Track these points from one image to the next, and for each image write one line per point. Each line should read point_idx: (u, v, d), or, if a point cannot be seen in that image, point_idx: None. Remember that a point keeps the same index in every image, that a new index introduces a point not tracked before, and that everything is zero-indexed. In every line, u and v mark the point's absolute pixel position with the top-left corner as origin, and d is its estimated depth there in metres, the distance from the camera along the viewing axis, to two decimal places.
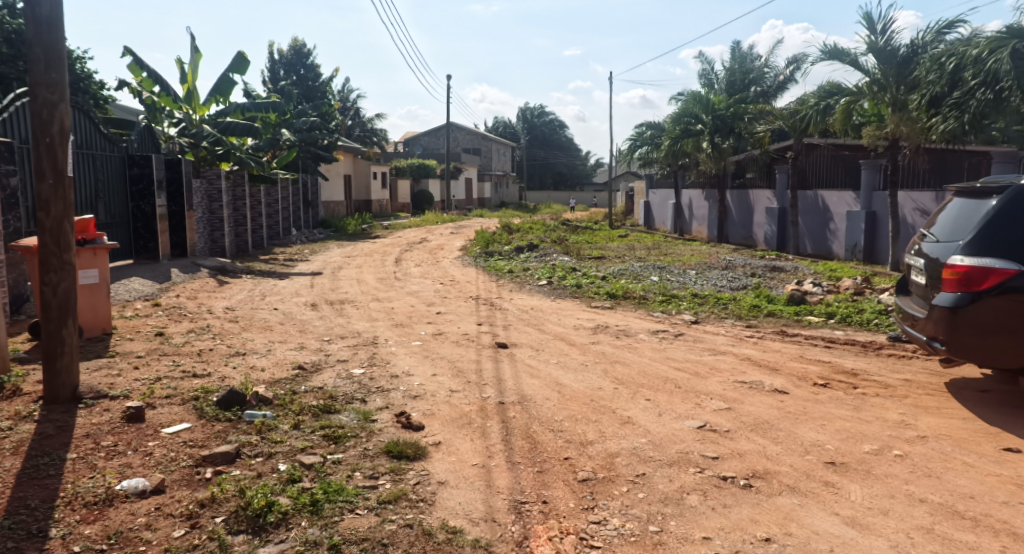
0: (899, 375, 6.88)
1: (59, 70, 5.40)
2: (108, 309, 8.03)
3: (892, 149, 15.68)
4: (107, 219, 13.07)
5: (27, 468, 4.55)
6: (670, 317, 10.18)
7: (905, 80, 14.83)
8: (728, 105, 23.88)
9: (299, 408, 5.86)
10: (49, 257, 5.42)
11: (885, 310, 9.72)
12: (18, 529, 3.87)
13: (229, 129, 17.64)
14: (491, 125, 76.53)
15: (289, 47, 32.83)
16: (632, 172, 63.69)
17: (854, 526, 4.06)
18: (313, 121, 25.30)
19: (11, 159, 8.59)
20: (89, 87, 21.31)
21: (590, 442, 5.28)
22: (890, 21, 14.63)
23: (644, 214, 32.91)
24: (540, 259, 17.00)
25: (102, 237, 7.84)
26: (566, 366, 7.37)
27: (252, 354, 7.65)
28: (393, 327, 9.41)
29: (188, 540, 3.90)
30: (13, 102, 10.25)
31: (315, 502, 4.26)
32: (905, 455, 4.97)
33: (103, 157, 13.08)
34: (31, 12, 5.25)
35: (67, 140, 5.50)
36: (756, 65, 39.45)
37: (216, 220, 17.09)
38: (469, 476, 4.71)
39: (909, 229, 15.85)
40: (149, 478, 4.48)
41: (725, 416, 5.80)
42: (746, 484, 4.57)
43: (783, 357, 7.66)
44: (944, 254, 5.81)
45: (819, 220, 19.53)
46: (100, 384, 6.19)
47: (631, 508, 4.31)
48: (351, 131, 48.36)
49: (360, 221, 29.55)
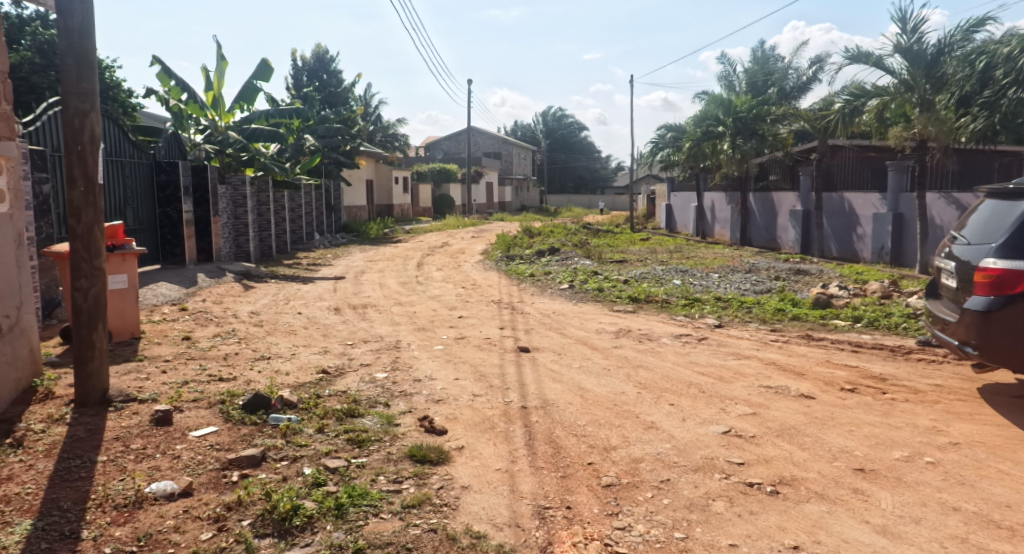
0: (929, 381, 6.77)
1: (90, 79, 5.49)
2: (136, 313, 8.14)
3: (920, 151, 15.28)
4: (135, 225, 13.25)
5: (59, 470, 4.62)
6: (693, 321, 10.11)
7: (933, 79, 14.49)
8: (750, 108, 23.76)
9: (324, 412, 5.91)
10: (79, 262, 5.50)
11: (913, 313, 9.61)
12: (52, 530, 3.94)
13: (255, 134, 17.64)
14: (512, 129, 76.87)
15: (312, 54, 33.21)
16: (652, 175, 63.51)
17: (885, 535, 4.00)
18: (335, 126, 25.53)
19: (43, 167, 8.78)
20: (118, 94, 21.81)
21: (613, 447, 5.25)
22: (920, 20, 14.41)
23: (666, 215, 32.80)
24: (561, 263, 16.94)
25: (130, 243, 7.90)
26: (588, 371, 7.33)
27: (276, 358, 7.72)
28: (416, 331, 9.45)
29: (216, 543, 3.93)
30: (45, 111, 10.46)
31: (340, 506, 4.28)
32: (936, 462, 4.88)
33: (132, 164, 13.29)
34: (62, 23, 5.36)
35: (97, 148, 5.58)
36: (777, 67, 39.19)
37: (241, 225, 17.37)
38: (491, 481, 4.70)
39: (938, 231, 15.71)
40: (177, 482, 4.53)
41: (751, 421, 5.74)
42: (773, 491, 4.52)
43: (809, 362, 7.57)
44: (975, 257, 5.71)
45: (845, 222, 19.27)
46: (129, 388, 6.27)
47: (655, 514, 4.28)
48: (373, 137, 48.81)
49: (381, 226, 29.72)
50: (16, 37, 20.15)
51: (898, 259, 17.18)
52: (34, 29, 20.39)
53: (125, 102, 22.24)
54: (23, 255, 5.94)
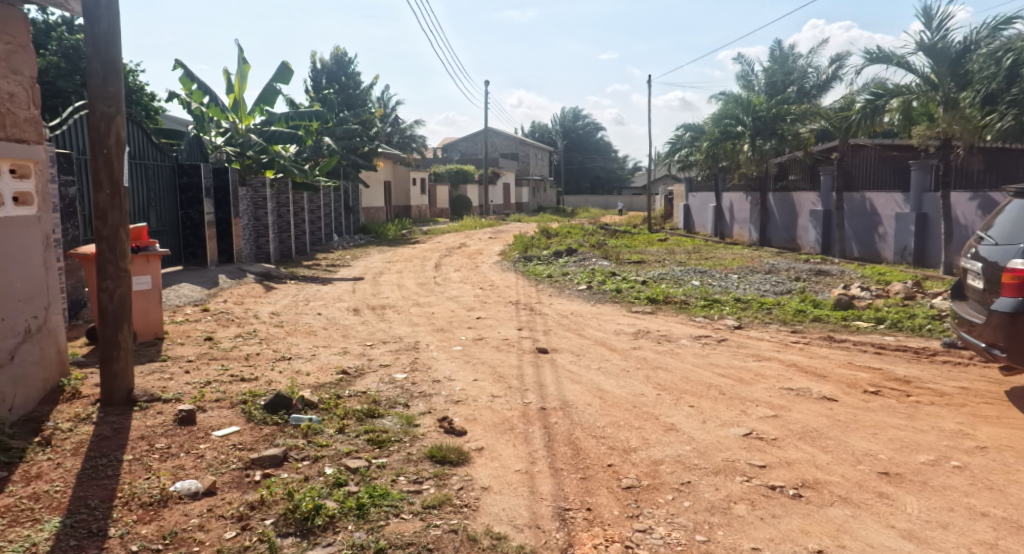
0: (955, 383, 6.68)
1: (116, 84, 5.56)
2: (159, 314, 8.24)
3: (944, 149, 15.25)
4: (158, 227, 13.41)
5: (87, 468, 4.69)
6: (712, 322, 10.06)
7: (958, 77, 14.35)
8: (769, 107, 23.58)
9: (344, 412, 5.95)
10: (105, 263, 5.57)
11: (937, 315, 9.48)
12: (80, 528, 4.00)
13: (274, 137, 17.81)
14: (529, 130, 76.92)
15: (331, 57, 33.46)
16: (671, 175, 63.25)
17: (911, 540, 3.95)
18: (353, 128, 25.67)
19: (69, 170, 8.91)
20: (141, 98, 22.11)
21: (633, 449, 5.24)
22: (945, 17, 14.26)
23: (684, 216, 32.67)
24: (579, 263, 16.92)
25: (154, 244, 7.97)
26: (607, 372, 7.31)
27: (296, 358, 7.79)
28: (434, 332, 9.47)
29: (240, 541, 3.97)
30: (71, 115, 10.60)
31: (361, 505, 4.30)
32: (963, 466, 4.81)
33: (155, 167, 13.44)
34: (90, 29, 5.44)
35: (123, 151, 5.66)
36: (798, 65, 38.79)
37: (261, 226, 17.54)
38: (511, 482, 4.71)
39: (963, 231, 15.53)
40: (201, 480, 4.58)
41: (772, 424, 5.70)
42: (796, 494, 4.48)
43: (830, 363, 7.51)
44: (1003, 257, 5.62)
45: (866, 222, 19.07)
46: (154, 387, 6.36)
47: (676, 517, 4.26)
48: (390, 138, 49.12)
49: (399, 227, 29.88)
50: (43, 42, 20.49)
51: (921, 260, 16.98)
52: (60, 34, 20.73)
53: (148, 106, 22.54)
54: (51, 257, 6.02)
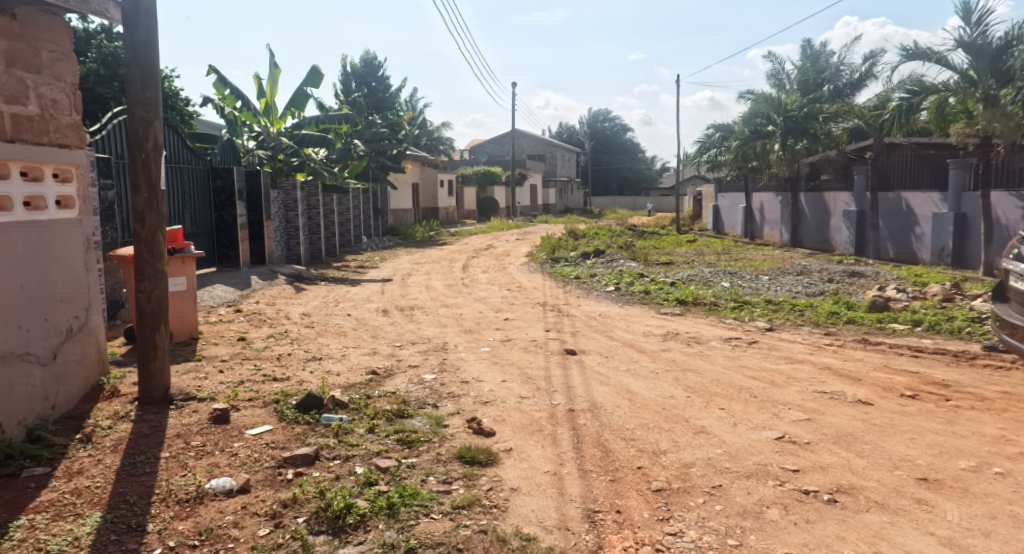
0: (996, 388, 6.52)
1: (154, 89, 5.67)
2: (194, 315, 8.38)
3: (984, 148, 14.94)
4: (192, 229, 13.64)
5: (125, 465, 4.78)
6: (743, 324, 9.94)
7: (998, 74, 14.04)
8: (801, 106, 23.24)
9: (374, 412, 6.00)
10: (143, 265, 5.68)
11: (976, 317, 9.26)
12: (120, 523, 4.08)
13: (305, 140, 18.01)
14: (557, 131, 76.81)
15: (361, 60, 33.76)
16: (700, 176, 62.66)
17: (951, 548, 3.87)
18: (382, 131, 25.88)
19: (108, 174, 9.10)
20: (176, 103, 22.51)
21: (663, 452, 5.20)
22: (985, 12, 13.93)
23: (713, 217, 32.38)
24: (607, 265, 16.84)
25: (189, 246, 8.11)
26: (636, 375, 7.26)
27: (327, 359, 7.87)
28: (462, 333, 9.49)
29: (273, 539, 4.02)
30: (109, 120, 10.83)
31: (391, 505, 4.33)
32: (1006, 473, 4.70)
33: (190, 170, 13.68)
34: (129, 37, 5.55)
35: (160, 156, 5.77)
36: (830, 63, 38.14)
37: (292, 228, 17.75)
38: (540, 484, 4.71)
39: (1004, 233, 15.23)
40: (236, 478, 4.65)
41: (806, 428, 5.62)
42: (830, 499, 4.42)
43: (865, 367, 7.38)
44: None
45: (902, 222, 18.72)
46: (189, 387, 6.47)
47: (707, 520, 4.22)
48: (418, 140, 49.41)
49: (427, 229, 30.01)
50: (83, 50, 20.91)
51: (960, 261, 16.63)
52: (99, 42, 21.16)
53: (183, 111, 22.93)
54: (92, 258, 6.16)
